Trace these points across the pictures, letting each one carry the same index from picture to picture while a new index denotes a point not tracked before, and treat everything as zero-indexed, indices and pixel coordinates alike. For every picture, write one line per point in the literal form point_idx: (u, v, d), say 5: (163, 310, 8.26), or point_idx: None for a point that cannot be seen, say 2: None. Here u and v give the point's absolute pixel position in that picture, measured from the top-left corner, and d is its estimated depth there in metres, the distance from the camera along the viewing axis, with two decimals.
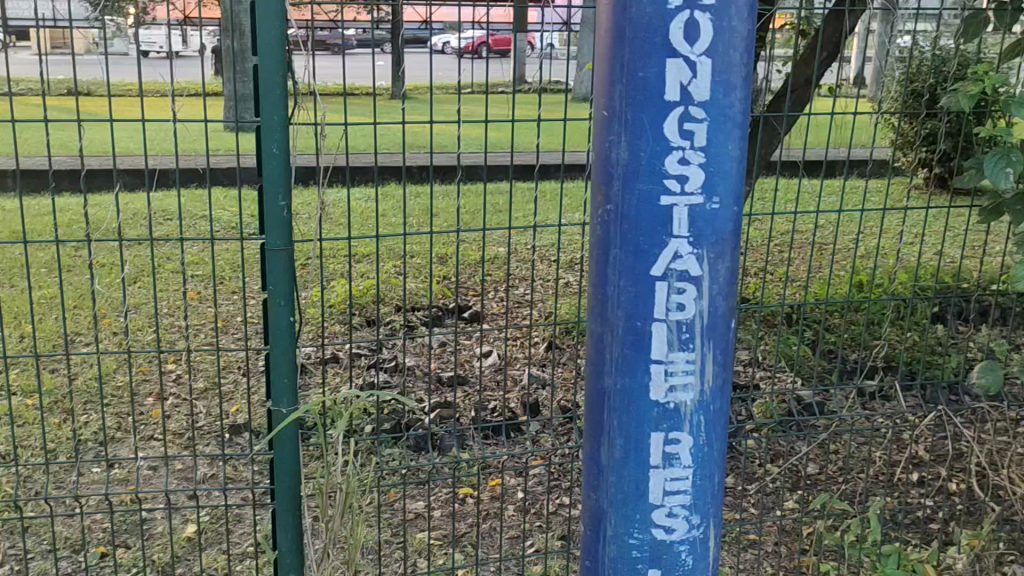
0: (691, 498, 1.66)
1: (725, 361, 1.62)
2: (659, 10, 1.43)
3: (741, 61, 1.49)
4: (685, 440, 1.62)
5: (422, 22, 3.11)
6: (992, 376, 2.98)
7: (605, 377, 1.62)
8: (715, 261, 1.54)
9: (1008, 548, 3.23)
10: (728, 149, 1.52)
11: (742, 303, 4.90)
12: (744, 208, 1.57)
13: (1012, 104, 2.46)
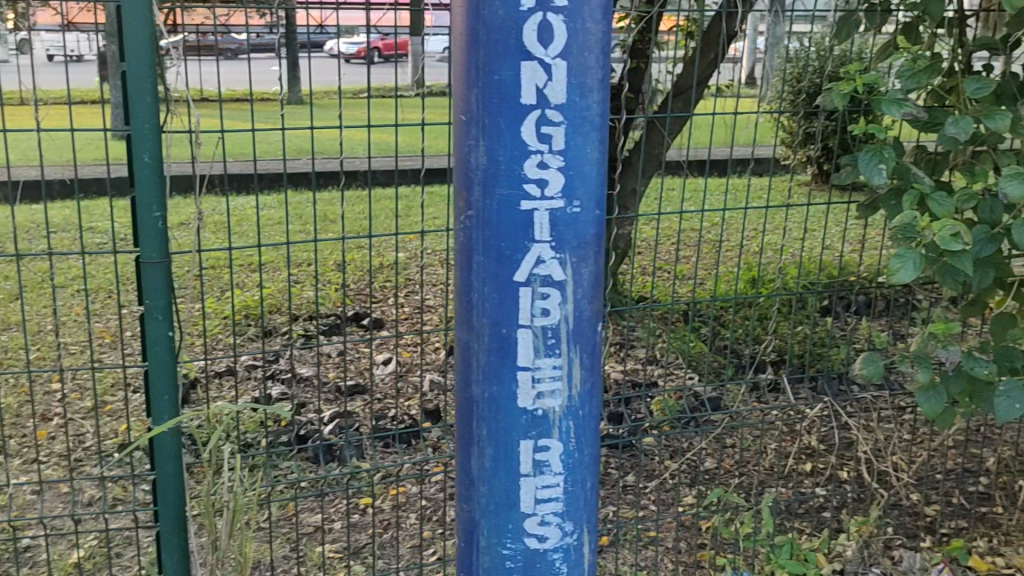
0: (563, 504, 1.66)
1: (592, 365, 1.62)
2: (511, 12, 1.41)
3: (596, 64, 1.49)
4: (554, 446, 1.62)
5: (317, 25, 3.11)
6: (873, 367, 3.07)
7: (473, 385, 1.61)
8: (578, 265, 1.54)
9: (895, 533, 3.32)
10: (587, 152, 1.51)
11: (639, 302, 4.96)
12: (605, 211, 1.57)
13: (883, 103, 2.51)
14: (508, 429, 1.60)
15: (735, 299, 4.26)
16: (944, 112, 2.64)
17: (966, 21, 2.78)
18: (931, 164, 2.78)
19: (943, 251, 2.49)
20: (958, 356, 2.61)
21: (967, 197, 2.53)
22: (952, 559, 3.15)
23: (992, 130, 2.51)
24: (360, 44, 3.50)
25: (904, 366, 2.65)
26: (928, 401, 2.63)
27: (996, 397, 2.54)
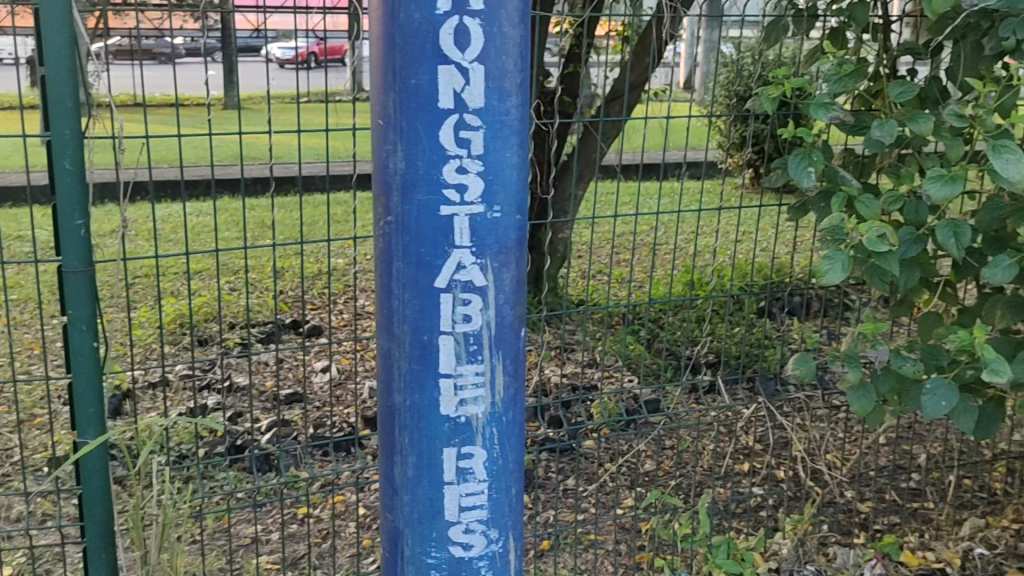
0: (488, 512, 1.65)
1: (516, 371, 1.62)
2: (427, 16, 1.40)
3: (515, 68, 1.48)
4: (478, 454, 1.61)
5: (253, 29, 3.07)
6: (805, 367, 3.11)
7: (395, 394, 1.59)
8: (499, 271, 1.53)
9: (829, 531, 3.36)
10: (507, 156, 1.50)
11: (579, 305, 4.97)
12: (526, 216, 1.57)
13: (810, 106, 2.55)
14: (431, 436, 1.59)
15: (672, 301, 4.29)
16: (870, 116, 2.69)
17: (890, 26, 2.83)
18: (858, 167, 2.83)
19: (870, 252, 2.53)
20: (886, 355, 2.65)
21: (893, 199, 2.58)
22: (884, 555, 3.18)
23: (915, 133, 2.55)
24: (297, 49, 3.48)
25: (835, 366, 2.69)
26: (858, 400, 2.67)
27: (923, 394, 2.59)
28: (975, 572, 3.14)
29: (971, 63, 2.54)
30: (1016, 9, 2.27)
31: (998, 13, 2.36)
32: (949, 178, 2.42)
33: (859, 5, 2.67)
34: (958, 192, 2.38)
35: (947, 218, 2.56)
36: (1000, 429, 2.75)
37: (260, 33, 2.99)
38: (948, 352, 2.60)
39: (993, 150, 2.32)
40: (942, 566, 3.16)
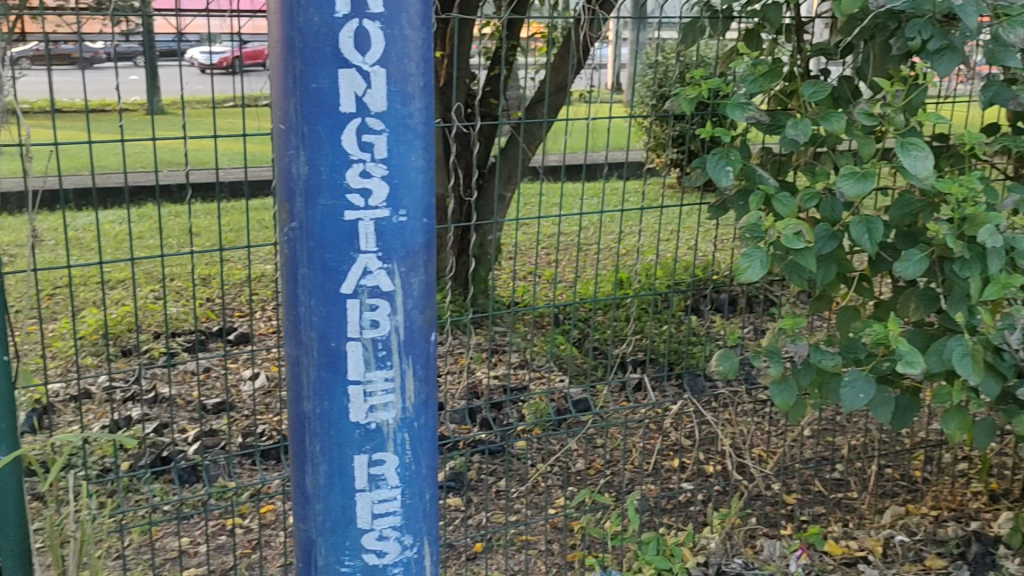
0: (401, 518, 1.64)
1: (426, 375, 1.61)
2: (326, 19, 1.38)
3: (417, 70, 1.47)
4: (390, 460, 1.60)
5: (175, 33, 3.01)
6: (729, 363, 3.16)
7: (304, 402, 1.58)
8: (406, 275, 1.52)
9: (757, 523, 3.42)
10: (411, 160, 1.49)
11: (509, 306, 4.97)
12: (434, 219, 1.56)
13: (727, 107, 2.59)
14: (341, 444, 1.57)
15: (600, 301, 4.31)
16: (786, 115, 2.74)
17: (803, 28, 2.89)
18: (776, 165, 2.89)
19: (788, 249, 2.58)
20: (806, 349, 2.71)
21: (809, 196, 2.63)
22: (810, 545, 3.23)
23: (829, 132, 2.61)
24: (221, 53, 3.43)
25: (756, 361, 2.74)
26: (780, 394, 2.72)
27: (842, 387, 2.64)
28: (896, 559, 3.21)
29: (880, 62, 2.60)
30: (921, 10, 2.33)
31: (903, 14, 2.43)
32: (862, 175, 2.48)
33: (773, 6, 2.73)
34: (870, 189, 2.44)
35: (861, 214, 2.62)
36: (916, 418, 2.83)
37: (181, 37, 2.93)
38: (865, 344, 2.66)
39: (902, 147, 2.38)
40: (865, 554, 3.23)
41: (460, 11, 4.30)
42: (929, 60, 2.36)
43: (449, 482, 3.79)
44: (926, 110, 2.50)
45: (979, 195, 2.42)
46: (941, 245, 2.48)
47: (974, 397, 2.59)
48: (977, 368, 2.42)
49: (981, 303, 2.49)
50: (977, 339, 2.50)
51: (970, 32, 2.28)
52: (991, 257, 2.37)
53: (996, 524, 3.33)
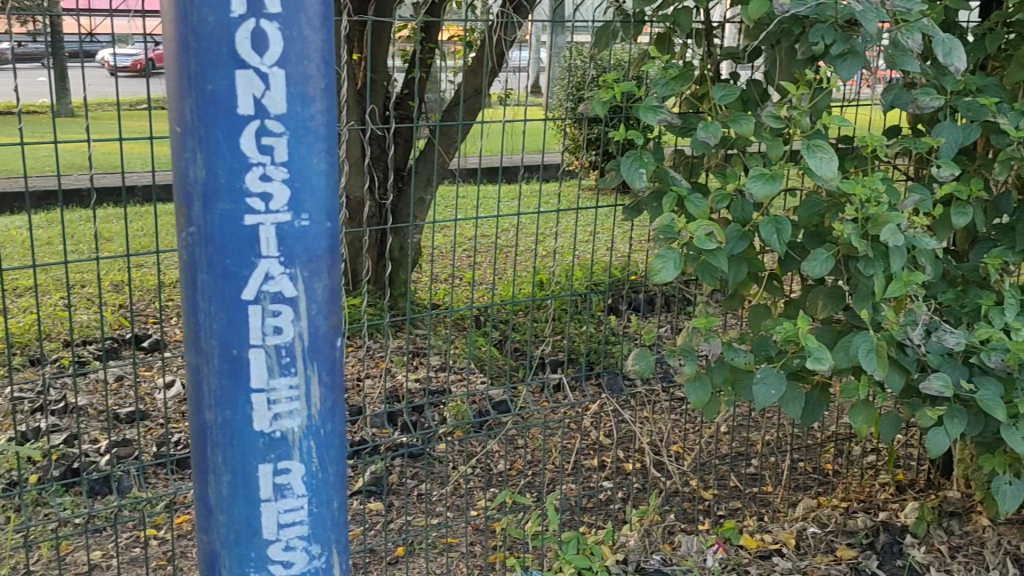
0: (308, 527, 1.62)
1: (332, 382, 1.60)
2: (221, 19, 1.36)
3: (318, 72, 1.45)
4: (295, 468, 1.58)
5: (86, 34, 2.93)
6: (645, 362, 3.19)
7: (205, 411, 1.55)
8: (310, 280, 1.50)
9: (675, 520, 3.46)
10: (313, 163, 1.47)
11: (430, 308, 4.95)
12: (338, 223, 1.54)
13: (640, 110, 2.62)
14: (245, 453, 1.55)
15: (520, 302, 4.31)
16: (697, 118, 2.79)
17: (712, 32, 2.95)
18: (688, 167, 2.94)
19: (701, 250, 2.62)
20: (719, 348, 2.75)
21: (720, 197, 2.68)
22: (725, 540, 3.28)
23: (738, 134, 2.66)
24: (134, 55, 3.35)
25: (672, 360, 2.78)
26: (694, 391, 2.77)
27: (754, 384, 2.70)
28: (809, 551, 3.27)
29: (786, 67, 2.69)
30: (824, 15, 2.39)
31: (808, 19, 2.48)
32: (770, 177, 2.53)
33: (683, 11, 2.78)
34: (778, 190, 2.49)
35: (770, 215, 2.68)
36: (825, 413, 2.89)
37: (92, 37, 2.86)
38: (775, 342, 2.72)
39: (808, 149, 2.44)
40: (779, 547, 3.28)
41: (376, 12, 4.27)
42: (833, 64, 2.42)
43: (369, 487, 3.75)
44: (831, 113, 2.57)
45: (881, 195, 2.50)
46: (847, 244, 2.55)
47: (880, 391, 2.67)
48: (881, 363, 2.50)
49: (884, 300, 2.56)
50: (882, 335, 2.58)
51: (871, 37, 2.36)
52: (894, 255, 2.44)
53: (902, 514, 3.40)
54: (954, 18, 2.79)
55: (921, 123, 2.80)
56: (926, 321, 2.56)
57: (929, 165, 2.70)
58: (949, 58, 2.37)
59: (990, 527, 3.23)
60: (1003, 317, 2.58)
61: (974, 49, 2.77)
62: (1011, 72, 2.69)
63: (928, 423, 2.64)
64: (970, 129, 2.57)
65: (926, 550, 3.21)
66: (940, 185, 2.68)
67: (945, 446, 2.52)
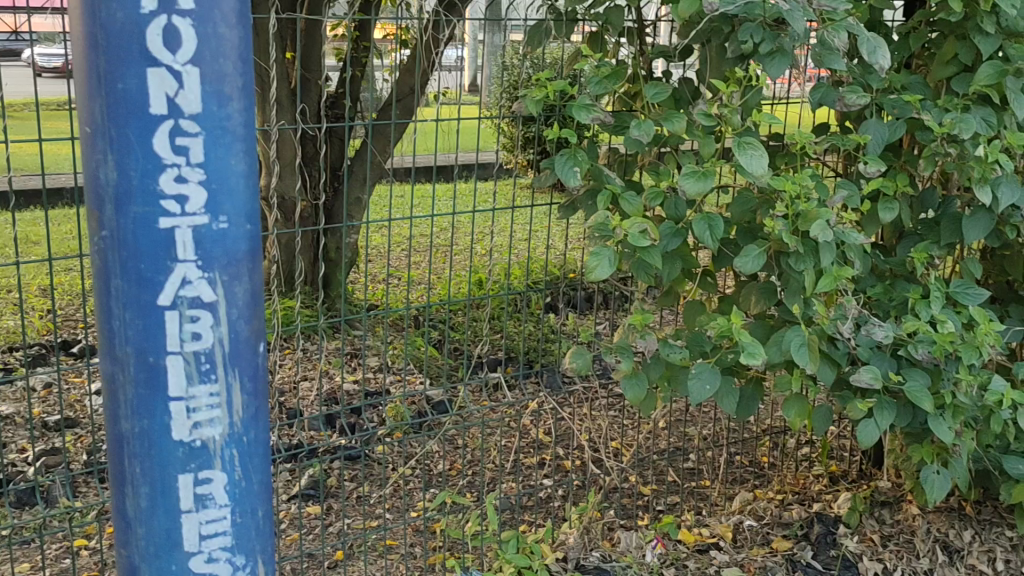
0: (232, 538, 1.59)
1: (255, 388, 1.56)
2: (131, 15, 1.33)
3: (234, 70, 1.42)
4: (217, 478, 1.55)
5: (11, 32, 2.84)
6: (582, 361, 3.20)
7: (122, 421, 1.51)
8: (230, 284, 1.47)
9: (615, 516, 3.48)
10: (230, 164, 1.44)
11: (367, 309, 4.89)
12: (259, 225, 1.51)
13: (573, 108, 2.63)
14: (164, 463, 1.52)
15: (457, 301, 4.25)
16: (630, 116, 2.80)
17: (644, 32, 2.97)
18: (622, 165, 2.94)
19: (635, 247, 2.63)
20: (655, 344, 2.76)
21: (654, 195, 2.69)
22: (665, 534, 3.27)
23: (670, 132, 2.68)
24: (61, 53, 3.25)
25: (608, 358, 2.79)
26: (631, 388, 2.78)
27: (689, 380, 2.72)
28: (745, 543, 3.30)
29: (716, 65, 2.69)
30: (752, 14, 2.42)
31: (737, 17, 2.51)
32: (702, 174, 2.56)
33: (615, 9, 2.80)
34: (710, 188, 2.52)
35: (702, 212, 2.70)
36: (759, 407, 2.92)
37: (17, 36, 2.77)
38: (709, 338, 2.74)
39: (738, 147, 2.46)
40: (717, 540, 3.31)
41: (309, 10, 4.23)
42: (761, 63, 2.46)
43: (306, 491, 3.69)
44: (760, 111, 2.60)
45: (811, 192, 2.53)
46: (777, 240, 2.58)
47: (812, 385, 2.70)
48: (813, 356, 2.54)
49: (815, 295, 2.60)
50: (812, 330, 2.62)
51: (798, 37, 2.39)
52: (823, 251, 2.48)
53: (836, 504, 3.45)
54: (878, 18, 2.85)
55: (848, 121, 2.84)
56: (855, 315, 2.60)
57: (857, 162, 2.75)
58: (874, 56, 2.41)
59: (920, 516, 3.29)
60: (929, 310, 2.63)
61: (899, 48, 2.82)
62: (934, 71, 2.74)
63: (858, 415, 2.68)
64: (896, 125, 2.62)
65: (859, 540, 3.24)
66: (867, 181, 2.73)
67: (875, 437, 2.57)
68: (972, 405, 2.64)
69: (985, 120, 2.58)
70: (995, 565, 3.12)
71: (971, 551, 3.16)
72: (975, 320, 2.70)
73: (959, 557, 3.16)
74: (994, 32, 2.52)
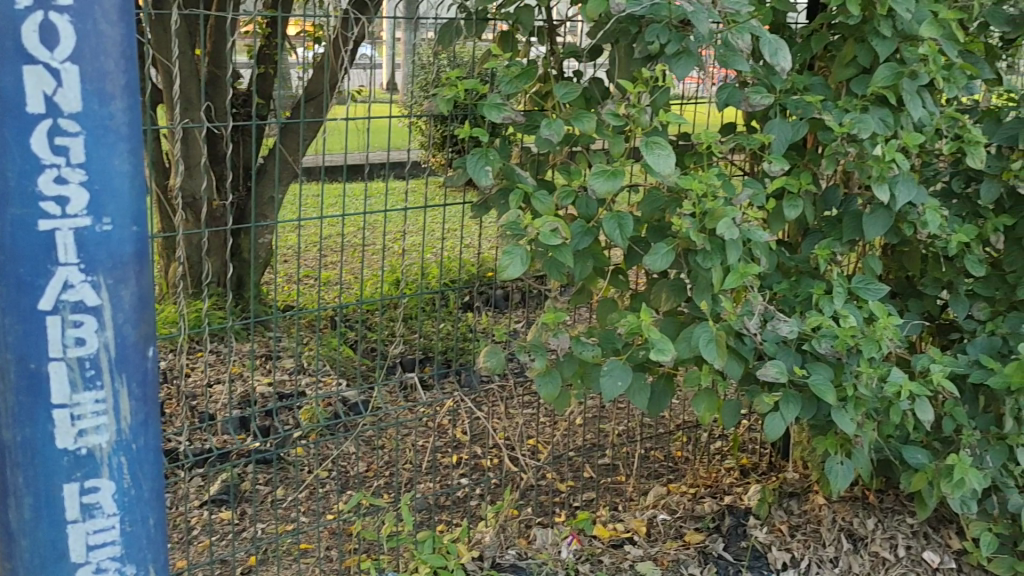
0: (121, 547, 1.62)
1: (144, 395, 1.59)
2: (6, 11, 1.35)
3: (115, 69, 1.46)
4: (105, 487, 1.57)
5: None
6: (496, 359, 3.20)
7: (3, 430, 1.52)
8: (115, 287, 1.51)
9: (532, 514, 3.49)
10: (113, 164, 1.48)
11: (281, 309, 4.80)
12: (146, 229, 1.55)
13: (484, 107, 2.63)
14: (48, 473, 1.54)
15: (371, 302, 4.17)
16: (541, 115, 2.81)
17: (555, 31, 2.99)
18: (535, 164, 2.96)
19: (546, 246, 2.65)
20: (567, 342, 2.78)
21: (565, 193, 2.71)
22: (580, 531, 3.28)
23: (581, 131, 2.70)
24: None
25: (521, 356, 2.80)
26: (545, 385, 2.79)
27: (601, 376, 2.74)
28: (659, 537, 3.35)
29: (624, 65, 2.72)
30: (658, 16, 2.45)
31: (644, 18, 2.54)
32: (611, 173, 2.58)
33: (525, 9, 2.82)
34: (618, 187, 2.54)
35: (613, 211, 2.73)
36: (671, 402, 2.97)
37: None
38: (621, 335, 2.77)
39: (646, 146, 2.49)
40: (631, 535, 3.35)
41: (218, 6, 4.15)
42: (668, 63, 2.49)
43: (217, 496, 3.61)
44: (668, 111, 2.63)
45: (717, 190, 2.58)
46: (685, 238, 2.62)
47: (720, 379, 2.75)
48: (720, 352, 2.58)
49: (722, 291, 2.65)
50: (720, 326, 2.66)
51: (702, 38, 2.43)
52: (730, 248, 2.53)
53: (746, 497, 3.52)
54: (782, 20, 2.93)
55: (753, 121, 2.90)
56: (761, 311, 2.67)
57: (762, 161, 2.81)
58: (775, 58, 2.47)
59: (826, 505, 3.36)
60: (832, 305, 2.71)
61: (802, 49, 2.89)
62: (835, 72, 2.81)
63: (765, 408, 2.74)
64: (799, 125, 2.69)
65: (769, 530, 3.31)
66: (772, 180, 2.80)
67: (781, 429, 2.63)
68: (873, 396, 2.72)
69: (882, 121, 2.66)
70: (897, 552, 3.19)
71: (874, 538, 3.24)
72: (875, 315, 2.78)
73: (863, 544, 3.23)
74: (890, 35, 2.60)
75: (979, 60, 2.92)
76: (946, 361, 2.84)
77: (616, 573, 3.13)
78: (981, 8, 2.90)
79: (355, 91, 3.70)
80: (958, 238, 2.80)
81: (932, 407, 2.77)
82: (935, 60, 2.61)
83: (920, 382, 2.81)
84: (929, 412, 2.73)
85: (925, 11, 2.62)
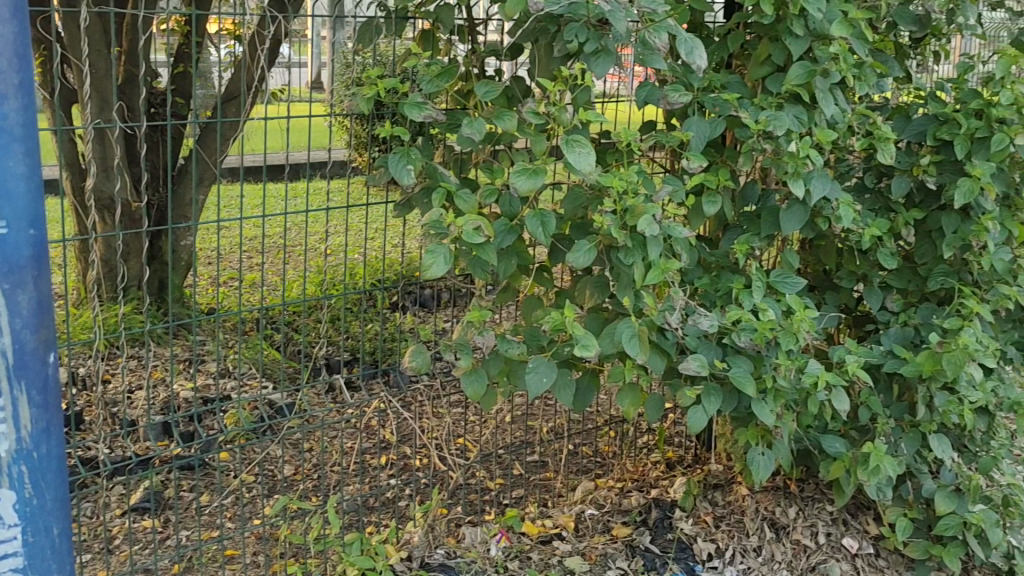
0: (23, 557, 1.68)
1: (46, 403, 1.64)
2: None
3: (8, 69, 1.51)
4: (4, 497, 1.63)
5: None
6: (421, 359, 3.19)
7: None
8: (12, 292, 1.57)
9: (462, 513, 3.49)
10: (8, 165, 1.53)
11: (203, 312, 4.71)
12: (46, 232, 1.59)
13: (404, 106, 2.62)
14: None
15: (296, 303, 4.11)
16: (462, 114, 2.82)
17: (476, 30, 3.00)
18: (457, 163, 2.96)
19: (470, 245, 2.65)
20: (492, 340, 2.79)
21: (488, 192, 2.71)
22: (509, 528, 3.30)
23: (502, 130, 2.71)
24: None
25: (447, 355, 2.80)
26: (471, 384, 2.80)
27: (526, 374, 2.75)
28: (586, 532, 3.38)
29: (545, 64, 2.74)
30: (576, 14, 2.47)
31: (562, 17, 2.56)
32: (533, 172, 2.59)
33: (446, 8, 2.84)
34: (540, 185, 2.56)
35: (536, 209, 2.74)
36: (596, 397, 2.99)
37: None
38: (545, 332, 2.78)
39: (567, 144, 2.50)
40: (559, 531, 3.37)
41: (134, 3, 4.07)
42: (587, 62, 2.52)
43: (138, 504, 3.53)
44: (588, 109, 2.65)
45: (637, 188, 2.61)
46: (607, 235, 2.64)
47: (644, 374, 2.78)
48: (643, 347, 2.61)
49: (644, 287, 2.68)
50: (642, 321, 2.69)
51: (620, 37, 2.46)
52: (651, 245, 2.56)
53: (673, 489, 3.57)
54: (699, 20, 2.98)
55: (673, 119, 2.94)
56: (681, 307, 2.71)
57: (681, 159, 2.85)
58: (692, 56, 2.51)
59: (749, 496, 3.43)
60: (751, 299, 2.77)
61: (718, 49, 2.95)
62: (751, 70, 2.87)
63: (687, 402, 2.78)
64: (716, 122, 2.73)
65: (694, 522, 3.37)
66: (691, 177, 2.84)
67: (702, 422, 2.67)
68: (791, 388, 2.78)
69: (797, 118, 2.73)
70: (817, 539, 3.27)
71: (796, 526, 3.31)
72: (792, 308, 2.85)
73: (785, 533, 3.30)
74: (803, 34, 2.66)
75: (889, 59, 3.01)
76: (862, 352, 2.92)
77: (545, 568, 3.15)
78: (889, 8, 2.99)
79: (276, 91, 3.65)
80: (871, 232, 2.88)
81: (848, 397, 2.84)
82: (845, 60, 2.67)
83: (837, 372, 2.88)
84: (846, 402, 2.80)
85: (836, 11, 2.69)
